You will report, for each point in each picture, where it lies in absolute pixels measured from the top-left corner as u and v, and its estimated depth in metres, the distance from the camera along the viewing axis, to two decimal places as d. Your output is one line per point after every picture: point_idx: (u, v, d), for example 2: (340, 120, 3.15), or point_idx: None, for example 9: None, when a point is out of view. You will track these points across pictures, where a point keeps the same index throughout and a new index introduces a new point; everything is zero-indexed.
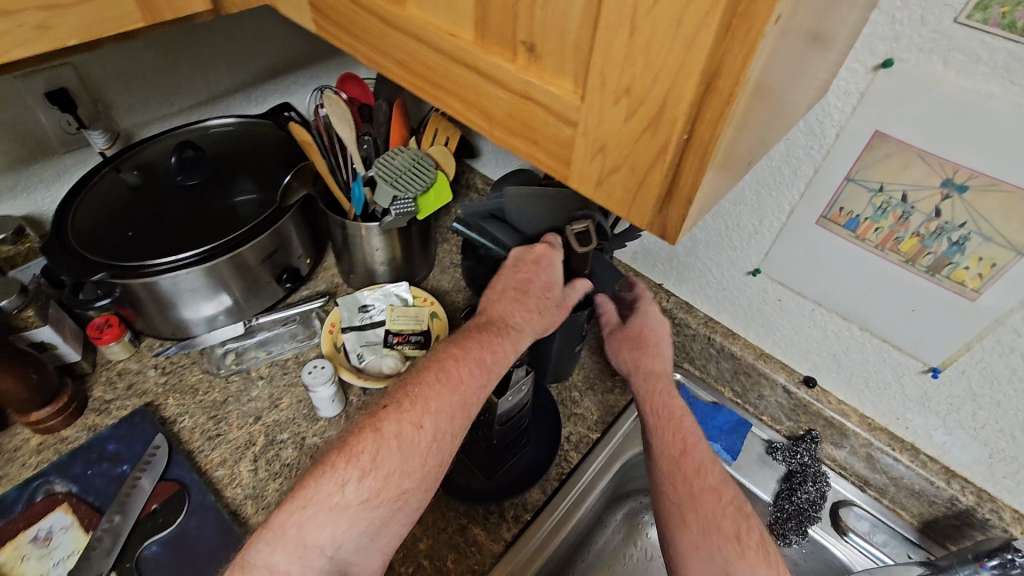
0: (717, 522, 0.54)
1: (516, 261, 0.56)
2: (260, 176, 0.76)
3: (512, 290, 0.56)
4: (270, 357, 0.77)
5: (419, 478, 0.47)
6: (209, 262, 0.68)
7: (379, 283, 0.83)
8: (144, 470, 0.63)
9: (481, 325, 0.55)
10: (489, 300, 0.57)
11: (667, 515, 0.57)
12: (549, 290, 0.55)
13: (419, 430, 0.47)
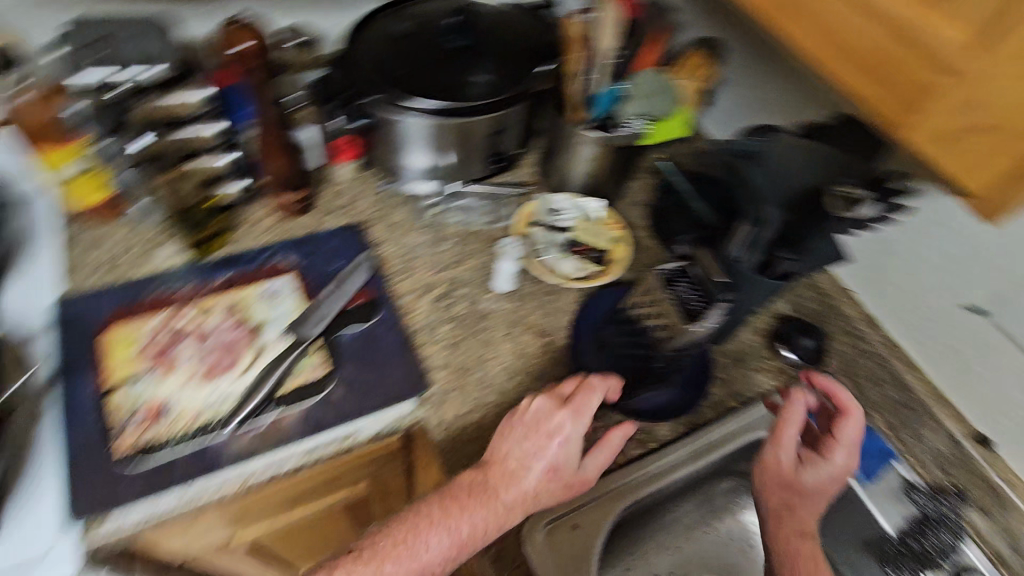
0: None
1: (525, 429, 0.60)
2: (507, 56, 0.77)
3: (510, 457, 0.59)
4: (462, 222, 0.84)
5: None
6: (442, 118, 0.73)
7: (575, 192, 0.85)
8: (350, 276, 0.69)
9: (468, 484, 0.57)
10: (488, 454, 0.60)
11: None
12: (525, 482, 0.58)
13: (422, 547, 0.54)
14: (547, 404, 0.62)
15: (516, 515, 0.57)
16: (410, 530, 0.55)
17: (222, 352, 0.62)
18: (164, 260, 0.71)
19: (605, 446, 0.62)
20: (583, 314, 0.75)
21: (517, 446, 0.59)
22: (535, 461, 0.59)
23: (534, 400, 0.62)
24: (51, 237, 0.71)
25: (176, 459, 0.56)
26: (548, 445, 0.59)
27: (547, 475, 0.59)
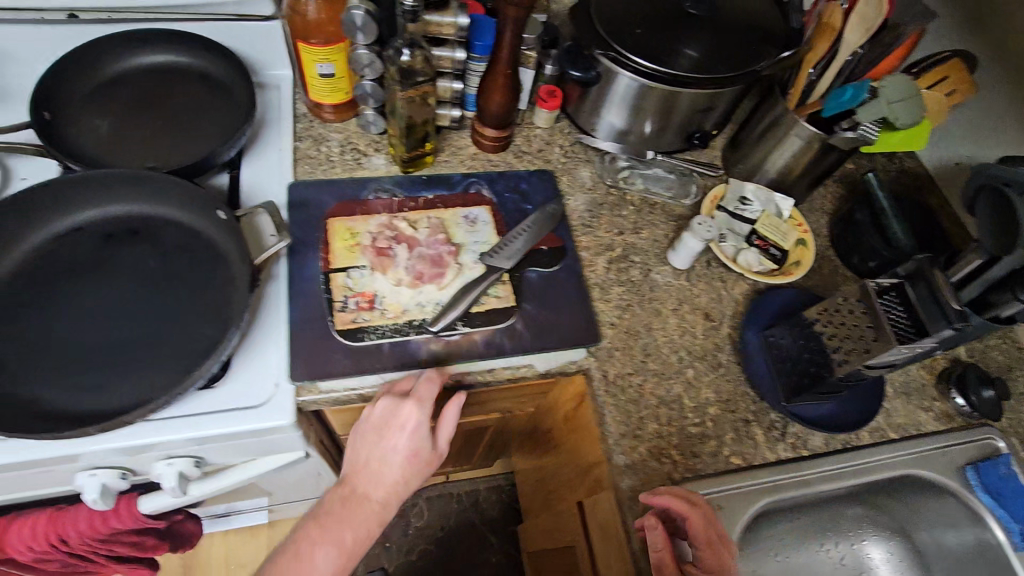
0: None
1: (373, 431, 0.60)
2: (739, 33, 0.76)
3: (373, 464, 0.60)
4: (646, 190, 0.83)
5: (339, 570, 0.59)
6: (648, 80, 0.73)
7: (768, 188, 0.82)
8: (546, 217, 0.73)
9: (344, 492, 0.61)
10: (357, 437, 0.61)
11: None
12: (413, 465, 0.60)
13: (315, 558, 0.58)
14: (412, 408, 0.59)
15: (412, 475, 0.61)
16: (291, 539, 0.60)
17: (433, 263, 0.67)
18: (379, 166, 0.76)
19: (417, 410, 0.59)
20: (758, 305, 0.76)
21: (371, 449, 0.60)
22: (394, 457, 0.60)
23: (380, 402, 0.60)
24: (286, 125, 0.77)
25: (383, 345, 0.63)
26: (399, 441, 0.59)
27: (389, 486, 0.60)
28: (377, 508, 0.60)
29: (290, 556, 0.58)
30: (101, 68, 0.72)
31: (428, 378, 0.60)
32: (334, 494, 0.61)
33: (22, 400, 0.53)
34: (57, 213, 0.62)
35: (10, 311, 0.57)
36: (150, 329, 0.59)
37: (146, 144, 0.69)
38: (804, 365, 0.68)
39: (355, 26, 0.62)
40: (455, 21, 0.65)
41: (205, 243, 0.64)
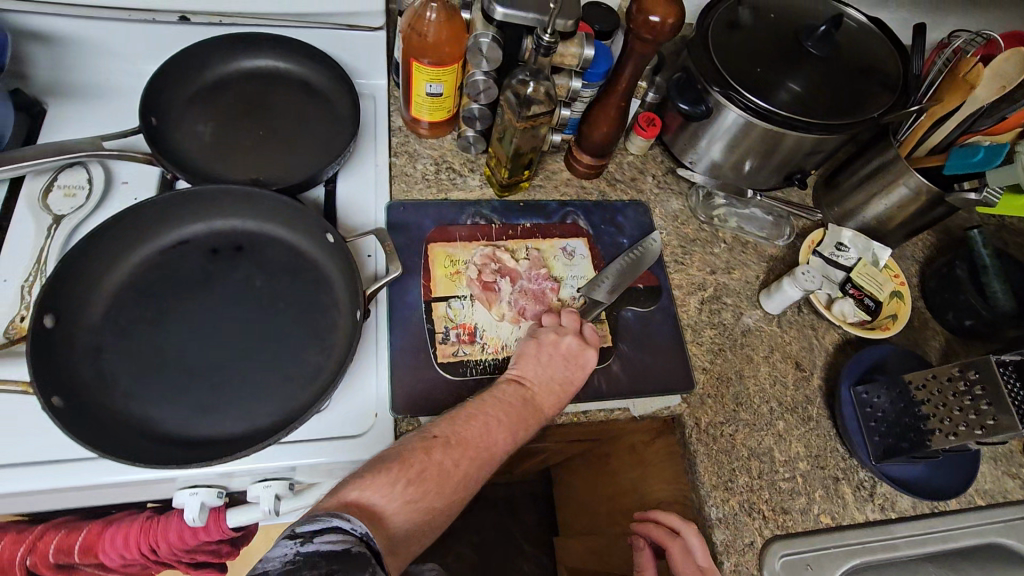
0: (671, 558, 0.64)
1: (561, 351, 0.62)
2: (854, 78, 0.73)
3: (556, 378, 0.60)
4: (738, 229, 0.81)
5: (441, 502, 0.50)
6: (759, 119, 0.70)
7: (866, 235, 0.80)
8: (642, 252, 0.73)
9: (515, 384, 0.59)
10: (532, 347, 0.62)
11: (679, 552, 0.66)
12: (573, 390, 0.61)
13: (491, 435, 0.54)
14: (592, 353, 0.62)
15: (558, 404, 0.60)
16: (461, 414, 0.55)
17: (533, 295, 0.67)
18: (474, 187, 0.75)
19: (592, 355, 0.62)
20: (854, 359, 0.71)
21: (543, 367, 0.60)
22: (573, 381, 0.61)
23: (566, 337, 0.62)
24: (382, 139, 0.75)
25: (483, 381, 0.62)
26: (572, 376, 0.61)
27: (565, 374, 0.60)
28: (521, 432, 0.56)
29: (442, 441, 0.52)
30: (204, 72, 0.71)
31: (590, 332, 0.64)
32: (508, 390, 0.58)
33: (136, 421, 0.53)
34: (166, 226, 0.62)
35: (121, 327, 0.57)
36: (258, 352, 0.58)
37: (248, 155, 0.67)
38: (903, 429, 0.66)
39: (481, 53, 0.62)
40: (580, 53, 0.63)
41: (309, 264, 0.63)
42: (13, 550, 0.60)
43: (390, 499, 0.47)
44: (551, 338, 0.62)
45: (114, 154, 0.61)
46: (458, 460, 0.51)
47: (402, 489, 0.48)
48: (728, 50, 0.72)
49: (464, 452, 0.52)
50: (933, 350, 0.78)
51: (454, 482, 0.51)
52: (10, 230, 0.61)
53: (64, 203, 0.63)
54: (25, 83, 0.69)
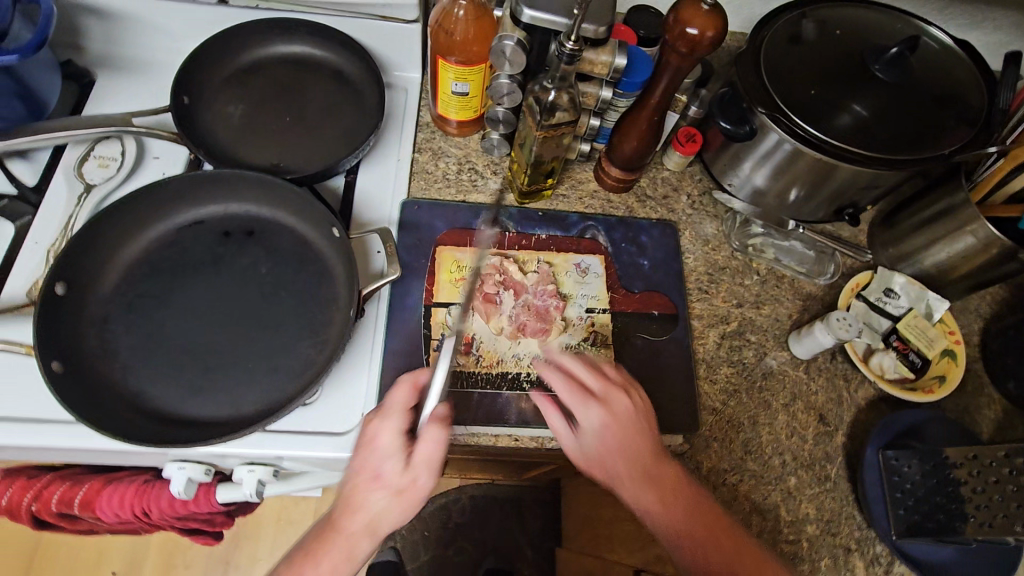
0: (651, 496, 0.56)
1: (378, 458, 0.52)
2: (925, 108, 0.65)
3: (414, 459, 0.51)
4: (774, 261, 0.75)
5: None
6: (807, 147, 0.63)
7: (922, 284, 0.72)
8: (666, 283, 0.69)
9: (367, 465, 0.52)
10: (367, 434, 0.52)
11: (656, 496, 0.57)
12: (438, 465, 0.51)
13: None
14: (382, 437, 0.52)
15: (434, 471, 0.52)
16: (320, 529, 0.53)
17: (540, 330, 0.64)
18: (494, 192, 0.73)
19: (379, 432, 0.52)
20: (886, 421, 0.65)
21: (374, 466, 0.52)
22: (387, 472, 0.51)
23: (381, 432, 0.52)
24: (407, 134, 0.74)
25: (473, 395, 0.61)
26: (382, 465, 0.52)
27: (368, 474, 0.52)
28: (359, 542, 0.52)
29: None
30: (241, 55, 0.72)
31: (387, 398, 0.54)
32: (354, 481, 0.52)
33: (128, 394, 0.54)
34: (184, 205, 0.63)
35: (129, 300, 0.59)
36: (252, 339, 0.59)
37: (270, 140, 0.68)
38: (932, 508, 0.59)
39: (504, 56, 0.58)
40: (611, 62, 0.59)
41: (315, 256, 0.63)
42: (21, 496, 0.64)
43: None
44: (366, 441, 0.52)
45: (142, 131, 0.64)
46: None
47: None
48: (780, 69, 0.66)
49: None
50: (984, 420, 0.70)
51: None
52: (45, 195, 0.64)
53: (96, 172, 0.66)
54: (79, 55, 0.72)
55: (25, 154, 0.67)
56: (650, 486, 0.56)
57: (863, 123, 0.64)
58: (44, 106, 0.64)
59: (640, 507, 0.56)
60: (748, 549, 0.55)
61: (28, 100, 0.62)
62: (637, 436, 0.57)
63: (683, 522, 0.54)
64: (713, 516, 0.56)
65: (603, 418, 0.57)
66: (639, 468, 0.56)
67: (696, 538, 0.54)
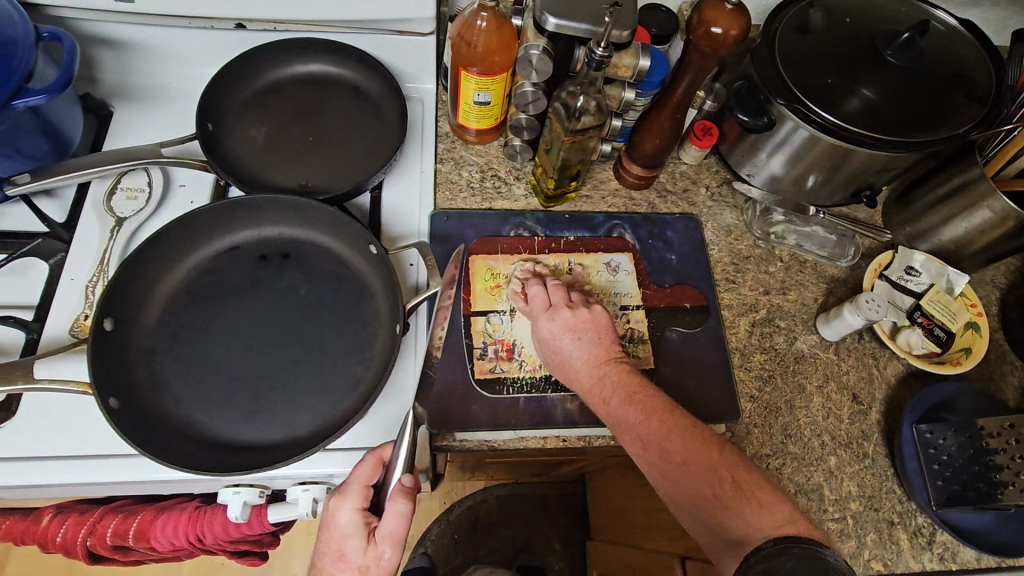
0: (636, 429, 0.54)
1: (340, 536, 0.52)
2: (937, 89, 0.67)
3: (379, 534, 0.52)
4: (796, 247, 0.77)
5: None
6: (825, 135, 0.65)
7: (942, 260, 0.74)
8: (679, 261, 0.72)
9: (334, 543, 0.52)
10: (331, 512, 0.53)
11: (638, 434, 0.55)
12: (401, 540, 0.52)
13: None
14: (349, 517, 0.52)
15: (399, 543, 0.52)
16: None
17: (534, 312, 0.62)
18: (519, 197, 0.74)
19: (343, 512, 0.53)
20: (918, 396, 0.66)
21: (339, 544, 0.52)
22: (350, 552, 0.52)
23: (342, 511, 0.53)
24: (428, 143, 0.74)
25: (519, 400, 0.62)
26: (345, 545, 0.52)
27: (335, 551, 0.52)
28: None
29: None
30: (259, 78, 0.72)
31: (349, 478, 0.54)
32: (323, 559, 0.53)
33: (183, 425, 0.55)
34: (218, 232, 0.64)
35: (173, 331, 0.59)
36: (299, 361, 0.59)
37: (296, 161, 0.68)
38: (970, 477, 0.61)
39: (531, 65, 0.60)
40: (634, 64, 0.61)
41: (352, 274, 0.64)
42: (76, 531, 0.64)
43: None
44: (327, 521, 0.53)
45: (171, 161, 0.64)
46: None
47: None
48: (794, 59, 0.68)
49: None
50: (1009, 387, 0.72)
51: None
52: (76, 231, 0.64)
53: (126, 206, 0.66)
54: (96, 87, 0.72)
55: (50, 191, 0.67)
56: (631, 406, 0.55)
57: (873, 106, 0.65)
58: (69, 145, 0.64)
59: (624, 436, 0.55)
60: (729, 466, 0.51)
61: (55, 139, 0.62)
62: (593, 338, 0.59)
63: (656, 432, 0.53)
64: (680, 423, 0.54)
65: (581, 351, 0.59)
66: (621, 392, 0.56)
67: (676, 457, 0.52)
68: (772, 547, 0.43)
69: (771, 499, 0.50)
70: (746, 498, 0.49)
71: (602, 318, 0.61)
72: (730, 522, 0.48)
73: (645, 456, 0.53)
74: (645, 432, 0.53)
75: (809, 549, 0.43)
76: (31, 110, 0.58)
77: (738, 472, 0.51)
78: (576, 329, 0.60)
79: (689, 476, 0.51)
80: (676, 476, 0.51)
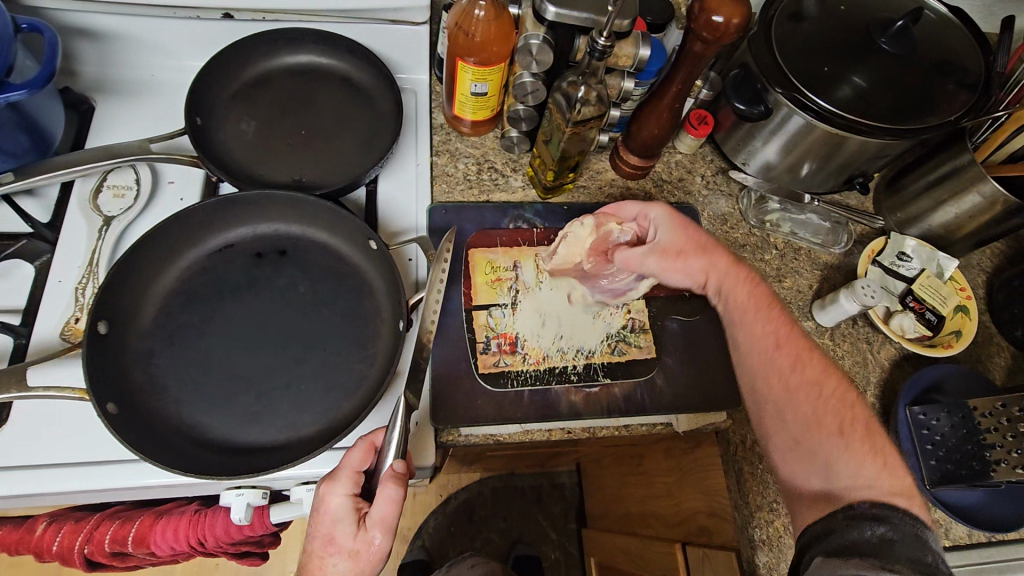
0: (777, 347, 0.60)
1: (331, 521, 0.51)
2: (928, 76, 0.67)
3: (369, 519, 0.51)
4: (790, 235, 0.78)
5: None
6: (822, 123, 0.65)
7: (933, 245, 0.75)
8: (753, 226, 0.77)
9: (326, 527, 0.51)
10: (320, 498, 0.52)
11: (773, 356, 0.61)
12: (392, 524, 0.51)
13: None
14: (337, 501, 0.51)
15: (390, 528, 0.51)
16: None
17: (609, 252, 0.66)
18: (517, 189, 0.73)
19: (332, 496, 0.51)
20: (912, 379, 0.67)
21: (329, 529, 0.51)
22: (340, 537, 0.51)
23: (332, 497, 0.51)
24: (423, 137, 0.73)
25: (524, 394, 0.62)
26: (335, 530, 0.51)
27: (324, 534, 0.51)
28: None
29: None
30: (246, 69, 0.70)
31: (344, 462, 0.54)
32: (313, 543, 0.52)
33: (183, 429, 0.54)
34: (210, 231, 0.62)
35: (169, 332, 0.58)
36: (300, 360, 0.58)
37: (288, 156, 0.67)
38: (964, 456, 0.62)
39: (529, 54, 0.60)
40: (635, 53, 0.61)
41: (351, 271, 0.63)
42: (72, 540, 0.63)
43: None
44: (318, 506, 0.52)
45: (159, 158, 0.62)
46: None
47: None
48: (790, 47, 0.68)
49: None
50: (996, 367, 0.74)
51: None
52: (61, 232, 0.62)
53: (111, 204, 0.63)
54: (72, 80, 0.69)
55: (31, 190, 0.64)
56: (783, 345, 0.60)
57: (864, 94, 0.66)
58: (50, 142, 0.62)
59: (762, 362, 0.60)
60: (871, 437, 0.55)
61: (35, 136, 0.60)
62: (738, 281, 0.64)
63: (806, 374, 0.59)
64: (844, 391, 0.58)
65: (733, 309, 0.63)
66: (781, 328, 0.61)
67: (813, 405, 0.57)
68: (869, 512, 0.49)
69: (897, 463, 0.54)
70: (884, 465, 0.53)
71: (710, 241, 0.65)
72: (845, 466, 0.53)
73: (784, 380, 0.59)
74: (792, 371, 0.59)
75: (914, 528, 0.47)
76: (12, 106, 0.55)
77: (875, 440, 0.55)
78: (694, 247, 0.64)
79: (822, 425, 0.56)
80: (808, 414, 0.57)
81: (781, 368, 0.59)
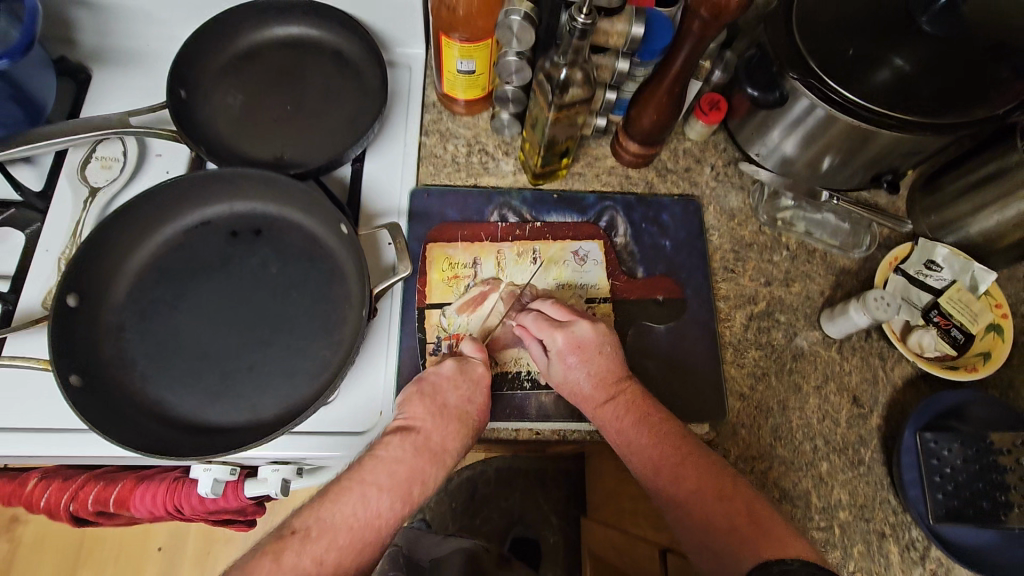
0: (644, 454, 0.53)
1: (456, 380, 0.56)
2: (977, 62, 0.58)
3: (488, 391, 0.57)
4: (805, 236, 0.71)
5: (369, 537, 0.48)
6: (840, 114, 0.58)
7: (970, 255, 0.67)
8: (690, 286, 0.67)
9: (450, 394, 0.55)
10: (444, 375, 0.56)
11: (636, 464, 0.53)
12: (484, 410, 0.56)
13: (374, 502, 0.49)
14: (457, 364, 0.57)
15: (477, 410, 0.56)
16: (379, 440, 0.54)
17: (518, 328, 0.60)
18: (507, 173, 0.70)
19: (476, 364, 0.58)
20: (924, 402, 0.60)
21: (450, 396, 0.55)
22: (476, 398, 0.56)
23: (456, 367, 0.57)
24: (412, 116, 0.71)
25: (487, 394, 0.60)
26: (453, 394, 0.55)
27: (465, 395, 0.56)
28: (453, 454, 0.55)
29: (299, 535, 0.46)
30: (235, 40, 0.69)
31: (470, 349, 0.59)
32: (426, 414, 0.54)
33: (145, 403, 0.55)
34: (187, 207, 0.62)
35: (142, 308, 0.59)
36: (266, 342, 0.58)
37: (271, 132, 0.65)
38: (973, 494, 0.57)
39: (511, 32, 0.55)
40: (627, 31, 0.56)
41: (324, 253, 0.62)
42: (59, 496, 0.65)
43: (354, 517, 0.48)
44: (444, 378, 0.56)
45: (140, 131, 0.61)
46: (347, 521, 0.48)
47: (299, 556, 0.45)
48: (812, 28, 0.60)
49: (333, 534, 0.47)
50: None
51: (365, 532, 0.48)
52: (51, 201, 0.63)
53: (100, 174, 0.64)
54: (72, 50, 0.70)
55: (29, 158, 0.66)
56: (640, 429, 0.54)
57: (892, 82, 0.58)
58: (42, 112, 0.63)
59: (632, 458, 0.54)
60: (746, 499, 0.50)
61: (26, 106, 0.60)
62: (603, 358, 0.57)
63: (662, 450, 0.52)
64: (721, 473, 0.51)
65: (600, 394, 0.56)
66: (634, 413, 0.54)
67: (687, 486, 0.50)
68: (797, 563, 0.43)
69: (791, 533, 0.48)
70: (761, 532, 0.47)
71: (591, 338, 0.57)
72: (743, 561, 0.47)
73: (653, 477, 0.52)
74: (656, 459, 0.52)
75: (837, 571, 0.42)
76: None
77: (755, 505, 0.50)
78: (583, 353, 0.57)
79: (699, 509, 0.50)
80: (691, 500, 0.50)
81: (646, 455, 0.53)
